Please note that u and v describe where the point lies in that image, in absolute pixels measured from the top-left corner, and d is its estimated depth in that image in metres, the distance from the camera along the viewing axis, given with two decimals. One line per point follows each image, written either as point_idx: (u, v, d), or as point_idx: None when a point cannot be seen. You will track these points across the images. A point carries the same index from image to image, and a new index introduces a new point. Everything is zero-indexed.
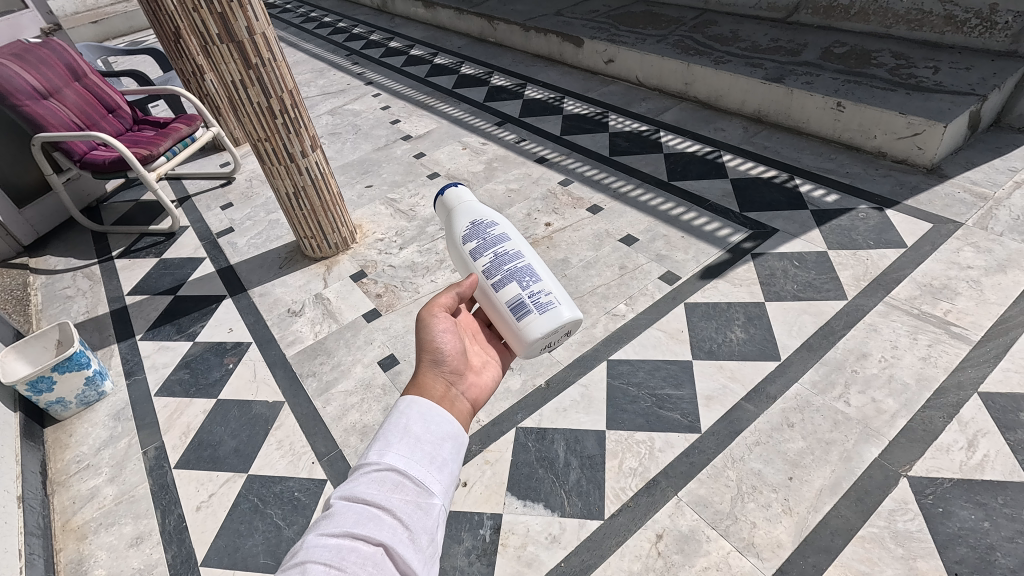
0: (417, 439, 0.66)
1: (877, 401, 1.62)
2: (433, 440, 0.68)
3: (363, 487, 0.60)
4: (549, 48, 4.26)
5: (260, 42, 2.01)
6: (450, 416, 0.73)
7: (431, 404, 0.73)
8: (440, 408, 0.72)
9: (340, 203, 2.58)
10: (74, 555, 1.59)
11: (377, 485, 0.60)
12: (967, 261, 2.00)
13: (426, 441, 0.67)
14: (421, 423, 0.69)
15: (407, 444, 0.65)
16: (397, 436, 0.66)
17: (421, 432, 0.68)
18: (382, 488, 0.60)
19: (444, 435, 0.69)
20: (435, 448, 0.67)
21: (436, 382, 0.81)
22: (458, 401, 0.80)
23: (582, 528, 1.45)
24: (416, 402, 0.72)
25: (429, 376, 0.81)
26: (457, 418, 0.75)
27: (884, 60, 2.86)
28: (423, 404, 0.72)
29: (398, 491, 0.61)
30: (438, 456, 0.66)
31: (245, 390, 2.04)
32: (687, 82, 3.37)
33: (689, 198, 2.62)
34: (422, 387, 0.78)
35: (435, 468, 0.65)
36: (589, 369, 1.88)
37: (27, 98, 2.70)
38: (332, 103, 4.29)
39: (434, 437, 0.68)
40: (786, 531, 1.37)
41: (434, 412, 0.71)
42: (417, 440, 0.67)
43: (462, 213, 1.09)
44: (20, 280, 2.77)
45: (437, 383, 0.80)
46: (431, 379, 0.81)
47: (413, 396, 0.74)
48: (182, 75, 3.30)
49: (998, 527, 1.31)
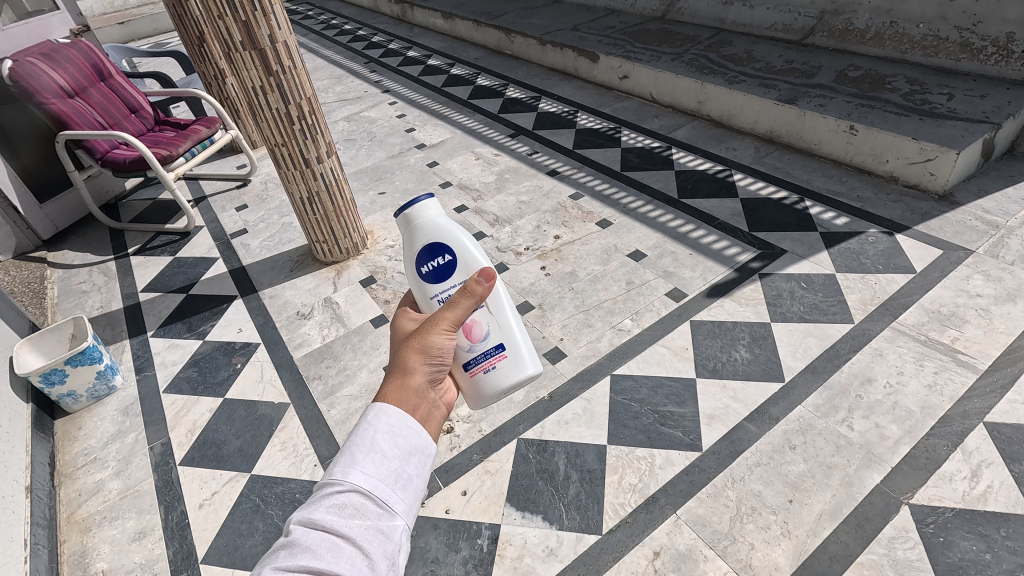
0: (382, 456, 0.63)
1: (880, 427, 1.62)
2: (398, 456, 0.64)
3: (322, 513, 0.57)
4: (564, 62, 4.31)
5: (282, 50, 2.06)
6: (420, 428, 0.68)
7: (402, 414, 0.68)
8: (411, 419, 0.68)
9: (352, 209, 2.61)
10: (78, 547, 1.62)
11: (337, 510, 0.58)
12: (976, 289, 2.00)
13: (391, 456, 0.64)
14: (388, 438, 0.65)
15: (372, 462, 0.62)
16: (362, 451, 0.62)
17: (386, 446, 0.64)
18: (342, 513, 0.58)
19: (410, 448, 0.66)
20: (400, 464, 0.64)
21: (423, 382, 0.76)
22: (434, 409, 0.76)
23: (580, 542, 1.45)
24: (389, 410, 0.67)
25: (418, 372, 0.76)
26: (429, 433, 0.72)
27: (898, 85, 2.87)
28: (393, 414, 0.67)
29: (359, 516, 0.58)
30: (404, 472, 0.63)
31: (252, 390, 2.07)
32: (700, 100, 3.39)
33: (698, 216, 2.63)
34: (408, 384, 0.73)
35: (399, 485, 0.62)
36: (593, 383, 1.88)
37: (54, 96, 2.77)
38: (348, 109, 4.35)
39: (400, 452, 0.64)
40: (784, 553, 1.37)
41: (402, 422, 0.67)
42: (382, 457, 0.63)
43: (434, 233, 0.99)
44: (38, 274, 2.84)
45: (421, 387, 0.75)
46: (419, 381, 0.75)
47: (389, 402, 0.69)
48: (204, 78, 3.36)
49: (999, 560, 1.30)
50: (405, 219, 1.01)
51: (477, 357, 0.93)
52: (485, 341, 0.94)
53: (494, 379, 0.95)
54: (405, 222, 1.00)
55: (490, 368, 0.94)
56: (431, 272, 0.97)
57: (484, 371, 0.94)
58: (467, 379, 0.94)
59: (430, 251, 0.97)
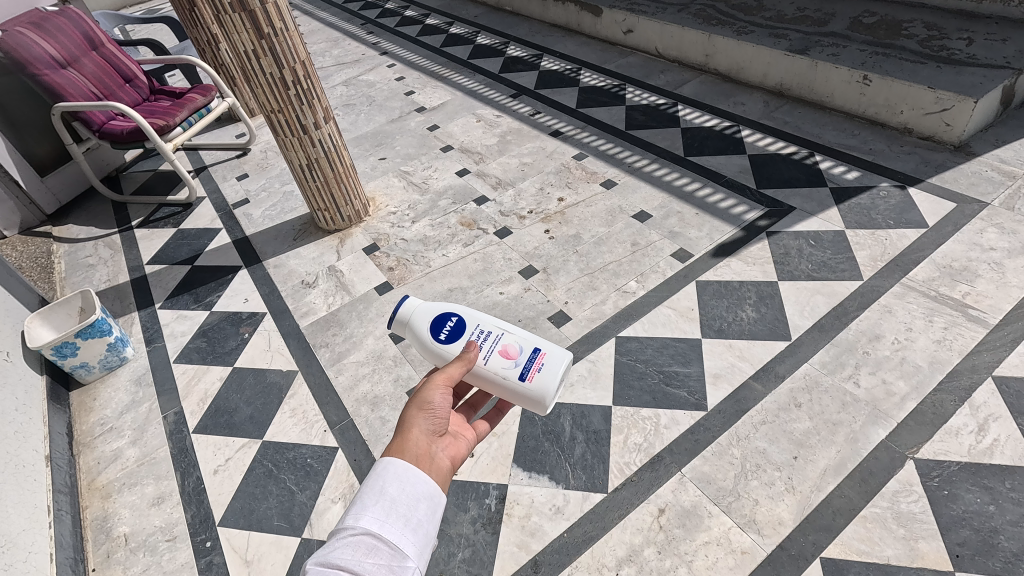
0: (392, 501, 0.67)
1: (887, 383, 1.61)
2: (408, 501, 0.68)
3: (337, 552, 0.60)
4: (567, 17, 4.16)
5: (272, 11, 2.00)
6: (427, 477, 0.72)
7: (407, 465, 0.72)
8: (417, 469, 0.72)
9: (353, 175, 2.57)
10: (100, 513, 1.67)
11: (352, 549, 0.61)
12: (989, 243, 1.95)
13: (401, 502, 0.67)
14: (397, 484, 0.69)
15: (382, 507, 0.66)
16: (372, 498, 0.66)
17: (396, 493, 0.68)
18: (356, 551, 0.61)
19: (419, 494, 0.69)
20: (410, 509, 0.67)
21: (420, 437, 0.80)
22: (438, 459, 0.79)
23: (586, 500, 1.48)
24: (393, 461, 0.72)
25: (415, 430, 0.81)
26: (436, 479, 0.75)
27: (915, 31, 2.75)
28: (400, 463, 0.72)
29: (371, 554, 0.61)
30: (413, 517, 0.67)
31: (260, 359, 2.09)
32: (708, 53, 3.27)
33: (706, 174, 2.57)
34: (405, 441, 0.77)
35: (409, 528, 0.65)
36: (598, 345, 1.88)
37: (46, 67, 2.73)
38: (346, 73, 4.25)
39: (409, 498, 0.68)
40: (789, 508, 1.39)
41: (410, 472, 0.71)
42: (392, 502, 0.67)
43: (424, 316, 1.09)
44: (45, 249, 2.85)
45: (420, 439, 0.79)
46: (416, 434, 0.80)
47: (394, 456, 0.73)
48: (197, 44, 3.27)
49: (1003, 511, 1.31)
50: (397, 322, 1.12)
51: (525, 365, 1.02)
52: (522, 351, 1.03)
53: (549, 374, 1.02)
54: (404, 324, 1.10)
55: (540, 367, 1.03)
56: (449, 336, 1.06)
57: (538, 371, 1.02)
58: (527, 389, 1.02)
59: (437, 321, 1.07)
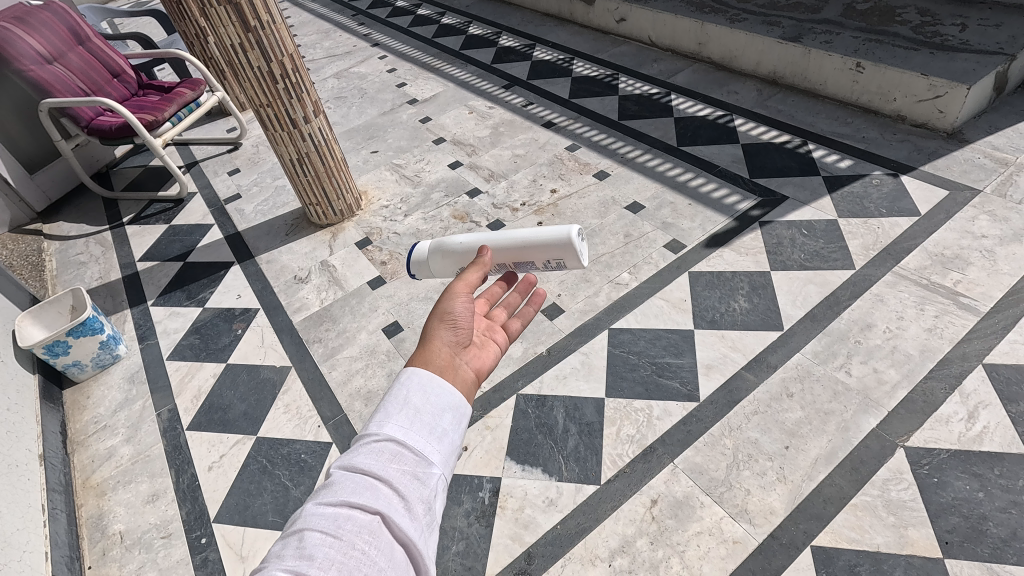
0: (418, 410, 0.67)
1: (878, 372, 1.62)
2: (433, 411, 0.68)
3: (361, 458, 0.61)
4: (559, 6, 4.12)
5: (258, 3, 1.97)
6: (451, 388, 0.72)
7: (431, 375, 0.72)
8: (441, 379, 0.72)
9: (344, 169, 2.56)
10: (95, 511, 1.68)
11: (376, 454, 0.62)
12: (981, 230, 1.95)
13: (426, 412, 0.67)
14: (420, 394, 0.69)
15: (407, 415, 0.66)
16: (397, 407, 0.66)
17: (420, 403, 0.68)
18: (382, 456, 0.62)
19: (444, 406, 0.69)
20: (434, 419, 0.67)
21: (442, 350, 0.79)
22: (462, 370, 0.78)
23: (579, 492, 1.49)
24: (417, 371, 0.71)
25: (437, 345, 0.80)
26: (461, 388, 0.75)
27: (909, 17, 2.73)
28: (423, 374, 0.71)
29: (397, 460, 0.62)
30: (439, 427, 0.67)
31: (253, 355, 2.08)
32: (701, 42, 3.25)
33: (699, 164, 2.56)
34: (425, 354, 0.77)
35: (434, 438, 0.66)
36: (590, 337, 1.88)
37: (32, 63, 2.70)
38: (337, 65, 4.21)
39: (434, 408, 0.68)
40: (780, 498, 1.39)
41: (433, 382, 0.71)
42: (417, 410, 0.67)
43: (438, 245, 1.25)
44: (35, 246, 2.83)
45: (441, 352, 0.78)
46: (438, 348, 0.79)
47: (417, 367, 0.73)
48: (185, 38, 3.24)
49: (992, 498, 1.32)
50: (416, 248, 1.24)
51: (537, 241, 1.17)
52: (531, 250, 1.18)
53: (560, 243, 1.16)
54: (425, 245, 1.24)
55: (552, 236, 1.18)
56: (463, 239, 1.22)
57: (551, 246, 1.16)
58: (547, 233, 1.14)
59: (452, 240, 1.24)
